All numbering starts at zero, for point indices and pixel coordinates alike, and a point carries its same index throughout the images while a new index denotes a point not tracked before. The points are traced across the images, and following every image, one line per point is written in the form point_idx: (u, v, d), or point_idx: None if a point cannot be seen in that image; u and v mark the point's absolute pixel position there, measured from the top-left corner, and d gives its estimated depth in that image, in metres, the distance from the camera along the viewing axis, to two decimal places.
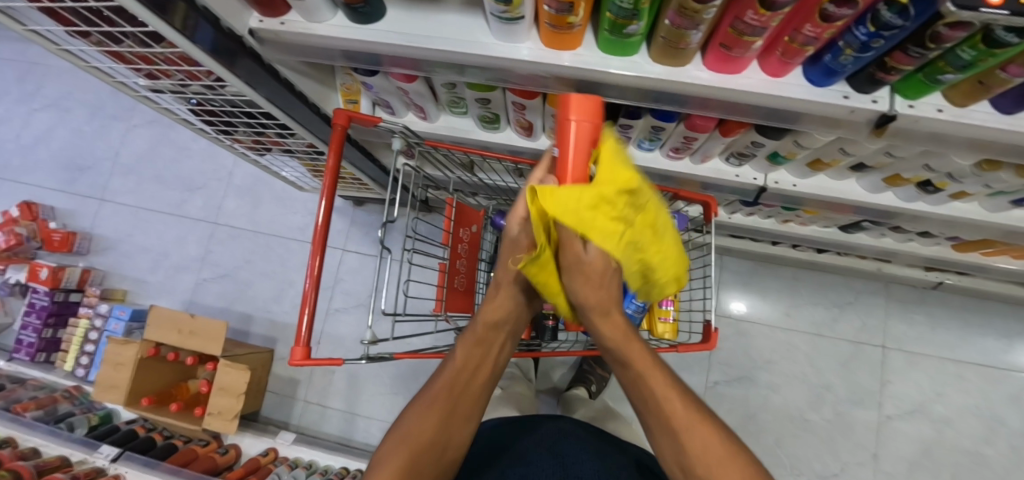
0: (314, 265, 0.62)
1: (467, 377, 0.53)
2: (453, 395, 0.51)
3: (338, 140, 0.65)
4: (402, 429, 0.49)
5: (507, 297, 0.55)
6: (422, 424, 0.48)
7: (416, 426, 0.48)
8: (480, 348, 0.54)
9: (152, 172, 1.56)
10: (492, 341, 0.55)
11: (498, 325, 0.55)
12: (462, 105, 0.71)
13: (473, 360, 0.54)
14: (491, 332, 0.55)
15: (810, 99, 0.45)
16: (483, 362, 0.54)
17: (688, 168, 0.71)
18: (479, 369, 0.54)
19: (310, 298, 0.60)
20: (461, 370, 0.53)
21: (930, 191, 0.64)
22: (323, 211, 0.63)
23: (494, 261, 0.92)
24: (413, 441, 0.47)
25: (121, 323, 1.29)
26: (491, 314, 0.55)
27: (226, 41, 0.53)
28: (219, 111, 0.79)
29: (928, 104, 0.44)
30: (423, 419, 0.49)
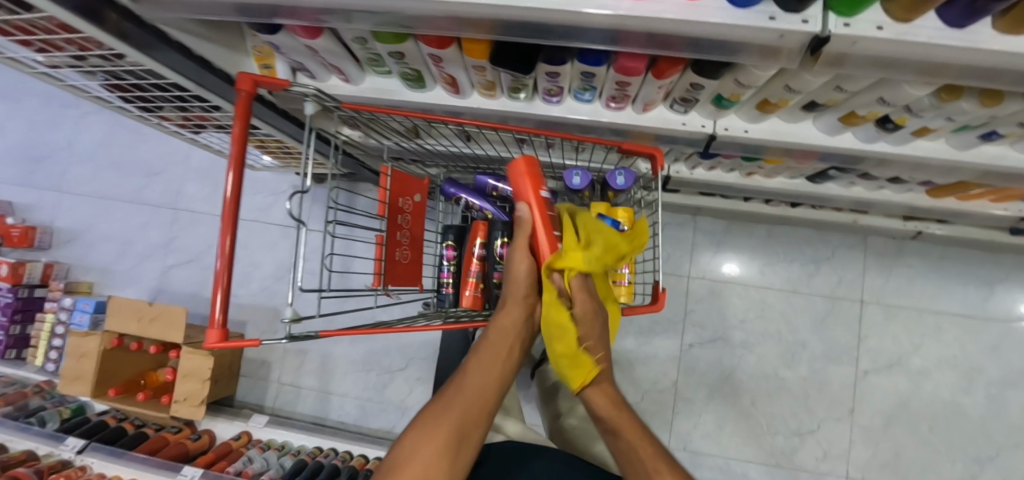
0: (224, 241, 0.57)
1: (487, 377, 0.48)
2: (477, 393, 0.46)
3: (244, 108, 0.59)
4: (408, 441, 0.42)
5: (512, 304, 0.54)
6: (434, 419, 0.43)
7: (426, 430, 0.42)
8: (497, 349, 0.50)
9: (108, 159, 1.51)
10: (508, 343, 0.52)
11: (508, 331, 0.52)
12: (383, 63, 0.64)
13: (484, 364, 0.49)
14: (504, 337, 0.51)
15: (732, 24, 0.39)
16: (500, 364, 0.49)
17: (632, 118, 0.65)
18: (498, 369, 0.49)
19: (223, 279, 0.56)
20: (475, 374, 0.47)
21: (890, 129, 0.58)
22: (232, 179, 0.58)
23: (445, 231, 0.88)
24: (425, 429, 0.42)
25: (86, 316, 1.26)
26: (511, 318, 0.53)
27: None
28: (130, 86, 0.73)
29: (866, 22, 0.39)
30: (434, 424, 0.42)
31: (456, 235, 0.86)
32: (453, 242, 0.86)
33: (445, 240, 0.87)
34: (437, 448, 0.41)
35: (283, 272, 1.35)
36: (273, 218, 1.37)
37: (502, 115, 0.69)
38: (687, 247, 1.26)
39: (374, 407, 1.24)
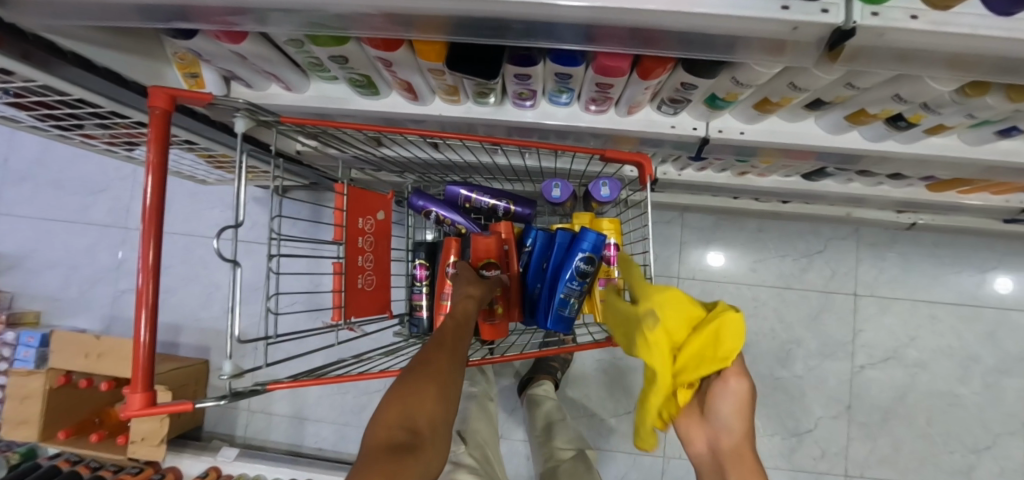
0: (145, 267, 0.48)
1: (453, 344, 0.44)
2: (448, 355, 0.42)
3: (160, 127, 0.50)
4: (381, 415, 0.36)
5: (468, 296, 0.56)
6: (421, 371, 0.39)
7: (398, 396, 0.36)
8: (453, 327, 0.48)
9: (48, 176, 1.37)
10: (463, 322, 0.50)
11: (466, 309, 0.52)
12: (326, 68, 0.55)
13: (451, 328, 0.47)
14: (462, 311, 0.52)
15: (734, 16, 0.32)
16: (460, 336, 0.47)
17: (615, 122, 0.58)
18: (461, 340, 0.46)
19: (147, 335, 0.47)
20: (438, 344, 0.44)
21: (902, 127, 0.52)
22: (151, 197, 0.48)
23: (415, 248, 0.79)
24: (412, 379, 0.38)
25: (31, 351, 1.16)
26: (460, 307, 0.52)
27: None
28: (33, 104, 0.62)
29: (897, 9, 0.32)
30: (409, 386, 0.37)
31: (428, 253, 0.78)
32: (424, 261, 0.77)
33: (416, 259, 0.78)
34: (429, 396, 0.37)
35: (247, 292, 1.25)
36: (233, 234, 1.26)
37: (467, 122, 0.60)
38: (676, 247, 1.20)
39: (353, 431, 1.17)
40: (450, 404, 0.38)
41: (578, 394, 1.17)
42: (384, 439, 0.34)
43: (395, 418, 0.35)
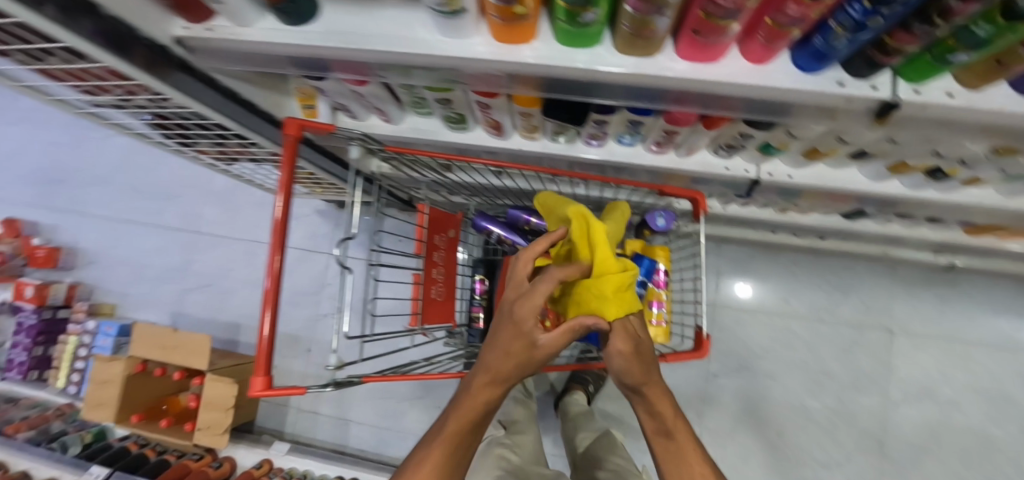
0: (272, 271, 0.57)
1: (467, 429, 0.43)
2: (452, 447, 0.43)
3: (291, 152, 0.60)
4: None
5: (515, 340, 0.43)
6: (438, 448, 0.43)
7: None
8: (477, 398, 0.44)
9: (127, 181, 1.50)
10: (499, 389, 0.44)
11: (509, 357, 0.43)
12: (425, 105, 0.65)
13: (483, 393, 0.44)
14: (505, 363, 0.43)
15: (799, 89, 0.39)
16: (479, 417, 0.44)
17: (674, 162, 0.65)
18: (480, 423, 0.44)
19: (270, 329, 0.56)
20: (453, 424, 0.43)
21: (939, 178, 0.58)
22: (280, 211, 0.58)
23: (476, 264, 0.88)
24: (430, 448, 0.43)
25: (109, 340, 1.27)
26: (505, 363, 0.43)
27: (152, 52, 0.49)
28: (172, 125, 0.74)
29: (935, 89, 0.39)
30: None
31: (487, 269, 0.86)
32: (484, 276, 0.85)
33: (476, 274, 0.87)
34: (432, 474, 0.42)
35: (302, 296, 1.34)
36: (293, 241, 1.37)
37: (540, 156, 0.69)
38: (711, 275, 1.24)
39: (393, 435, 1.23)
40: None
41: (611, 413, 1.20)
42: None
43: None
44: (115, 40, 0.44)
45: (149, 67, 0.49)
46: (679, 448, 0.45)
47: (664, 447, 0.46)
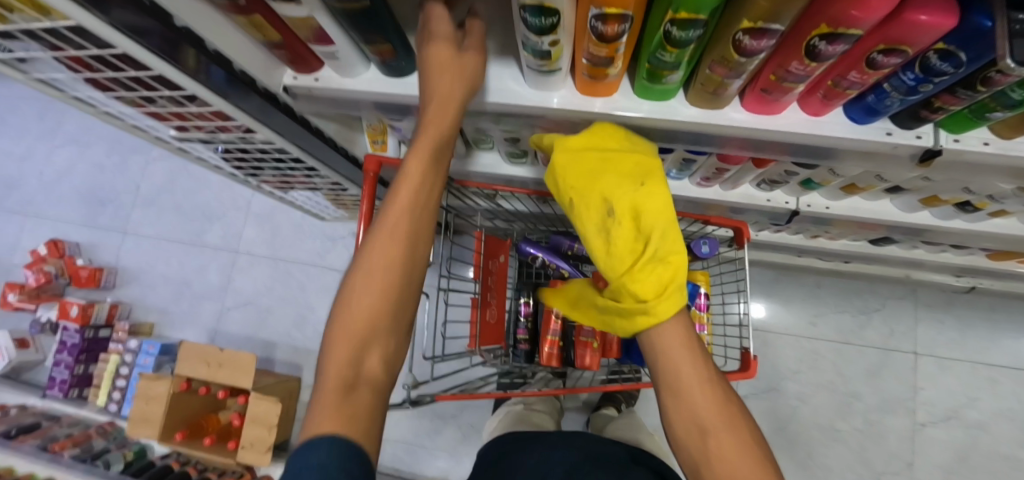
0: None
1: (403, 252, 0.44)
2: (389, 269, 0.43)
3: (371, 186, 0.65)
4: (332, 356, 0.40)
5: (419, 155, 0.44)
6: (360, 303, 0.42)
7: (345, 335, 0.41)
8: (398, 218, 0.44)
9: (171, 203, 1.58)
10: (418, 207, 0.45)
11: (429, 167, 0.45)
12: (489, 141, 0.71)
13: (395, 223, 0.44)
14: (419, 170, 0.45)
15: (852, 137, 0.45)
16: (409, 239, 0.44)
17: (718, 194, 0.71)
18: (411, 243, 0.45)
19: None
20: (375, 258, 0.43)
21: (969, 210, 0.63)
22: None
23: (520, 287, 0.93)
24: (355, 301, 0.42)
25: (151, 358, 1.31)
26: (416, 171, 0.45)
27: (248, 89, 0.53)
28: (248, 157, 0.80)
29: (973, 137, 0.44)
30: (352, 325, 0.41)
31: (532, 292, 0.92)
32: (529, 299, 0.90)
33: (521, 297, 0.92)
34: (361, 316, 0.41)
35: None
36: (331, 263, 1.43)
37: None
38: None
39: (427, 453, 1.26)
40: (391, 319, 0.43)
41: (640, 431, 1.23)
42: (337, 376, 0.39)
43: (342, 358, 0.40)
44: (194, 60, 0.45)
45: (234, 97, 0.53)
46: (672, 349, 0.43)
47: (656, 341, 0.45)
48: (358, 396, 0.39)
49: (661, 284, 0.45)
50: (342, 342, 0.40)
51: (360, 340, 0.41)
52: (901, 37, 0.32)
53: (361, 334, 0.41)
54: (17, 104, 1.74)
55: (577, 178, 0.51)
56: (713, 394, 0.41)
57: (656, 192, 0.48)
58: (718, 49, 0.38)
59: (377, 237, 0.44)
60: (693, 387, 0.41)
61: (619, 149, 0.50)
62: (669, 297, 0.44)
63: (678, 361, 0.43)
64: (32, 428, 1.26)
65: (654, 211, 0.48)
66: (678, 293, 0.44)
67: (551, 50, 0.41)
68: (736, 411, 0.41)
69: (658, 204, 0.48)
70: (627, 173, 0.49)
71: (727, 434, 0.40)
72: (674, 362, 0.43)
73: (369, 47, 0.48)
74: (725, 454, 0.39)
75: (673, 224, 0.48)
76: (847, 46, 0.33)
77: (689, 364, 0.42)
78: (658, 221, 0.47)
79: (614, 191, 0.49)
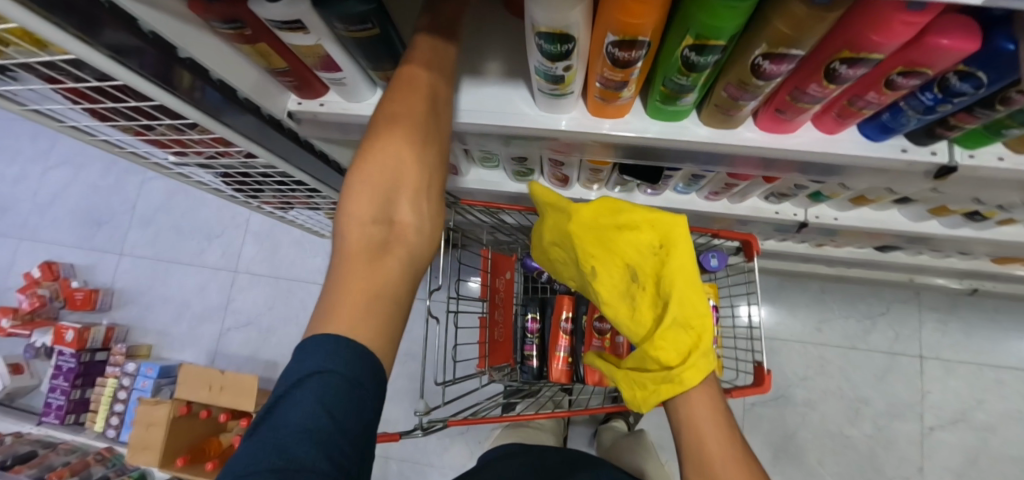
0: None
1: (421, 118, 0.41)
2: (409, 135, 0.40)
3: None
4: (350, 216, 0.38)
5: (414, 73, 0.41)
6: (359, 225, 0.37)
7: (362, 198, 0.38)
8: (412, 95, 0.41)
9: (168, 223, 1.56)
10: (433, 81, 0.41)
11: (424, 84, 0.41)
12: (494, 160, 0.70)
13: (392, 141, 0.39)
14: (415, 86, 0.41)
15: (866, 155, 0.44)
16: (428, 107, 0.41)
17: (727, 207, 0.70)
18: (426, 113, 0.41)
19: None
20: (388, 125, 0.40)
21: (978, 219, 0.63)
22: None
23: (527, 302, 0.92)
24: (355, 224, 0.37)
25: (150, 382, 1.28)
26: (429, 43, 0.42)
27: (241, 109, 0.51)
28: (249, 180, 0.79)
29: (987, 153, 0.44)
30: (369, 190, 0.38)
31: (539, 307, 0.90)
32: (536, 314, 0.90)
33: (528, 312, 0.91)
34: (362, 240, 0.37)
35: None
36: None
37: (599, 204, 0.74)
38: None
39: (434, 471, 1.25)
40: (398, 243, 0.38)
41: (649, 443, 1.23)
42: (360, 239, 0.37)
43: (361, 218, 0.38)
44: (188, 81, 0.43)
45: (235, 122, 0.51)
46: (702, 421, 0.46)
47: (687, 413, 0.47)
48: (385, 261, 0.37)
49: (681, 351, 0.50)
50: (362, 205, 0.38)
51: (381, 206, 0.38)
52: (921, 60, 0.32)
53: (364, 258, 0.37)
54: (9, 125, 1.72)
55: (603, 251, 0.57)
56: (747, 470, 0.43)
57: (678, 259, 0.53)
58: (735, 72, 0.37)
59: (393, 104, 0.40)
60: (700, 420, 0.46)
61: (642, 224, 0.56)
62: (691, 365, 0.48)
63: (705, 431, 0.45)
64: (29, 457, 1.23)
65: (676, 271, 0.52)
66: (702, 359, 0.49)
67: (564, 75, 0.40)
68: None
69: (678, 272, 0.52)
70: (648, 243, 0.56)
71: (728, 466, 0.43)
72: (703, 434, 0.45)
73: (377, 72, 0.47)
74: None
75: (695, 290, 0.53)
76: (867, 69, 0.33)
77: (717, 440, 0.45)
78: (680, 289, 0.52)
79: (639, 260, 0.56)
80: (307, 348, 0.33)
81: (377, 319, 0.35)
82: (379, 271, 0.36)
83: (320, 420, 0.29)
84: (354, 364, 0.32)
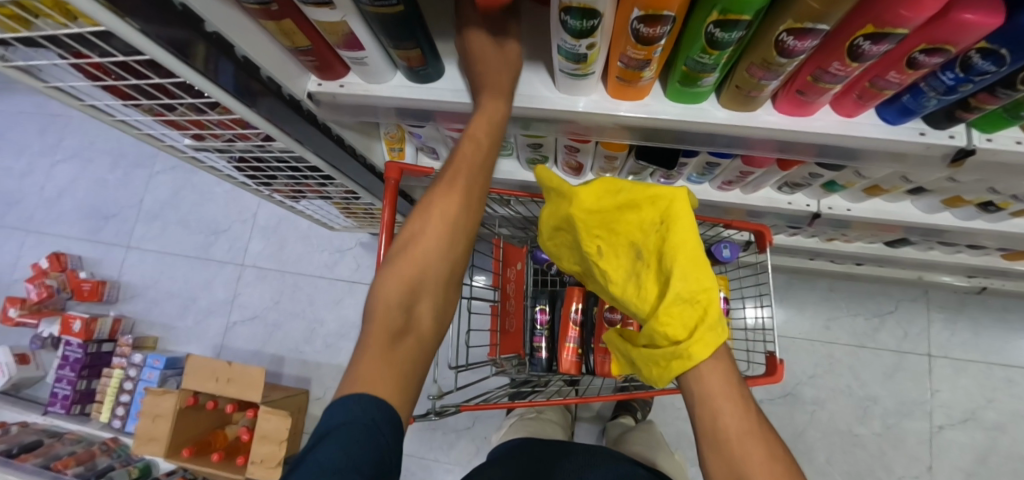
0: None
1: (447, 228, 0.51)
2: (437, 241, 0.50)
3: (392, 193, 0.64)
4: (381, 300, 0.48)
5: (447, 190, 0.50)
6: (387, 309, 0.47)
7: (395, 284, 0.49)
8: (444, 202, 0.51)
9: (176, 216, 1.56)
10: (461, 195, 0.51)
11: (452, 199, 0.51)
12: (508, 148, 0.71)
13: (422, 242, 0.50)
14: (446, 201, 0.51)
15: (885, 138, 0.45)
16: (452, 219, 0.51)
17: (739, 198, 0.71)
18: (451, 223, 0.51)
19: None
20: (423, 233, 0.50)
21: (991, 210, 0.63)
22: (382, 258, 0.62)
23: (536, 294, 0.92)
24: (384, 308, 0.47)
25: (156, 373, 1.28)
26: (467, 160, 0.49)
27: (265, 91, 0.51)
28: (263, 166, 0.79)
29: (1006, 137, 0.44)
30: (398, 284, 0.49)
31: (549, 299, 0.91)
32: (545, 306, 0.90)
33: (538, 304, 0.91)
34: (385, 322, 0.47)
35: (347, 327, 1.38)
36: (340, 273, 1.42)
37: None
38: None
39: (441, 466, 1.24)
40: (414, 328, 0.48)
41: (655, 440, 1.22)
42: (384, 320, 0.47)
43: (391, 302, 0.48)
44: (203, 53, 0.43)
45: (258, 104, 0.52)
46: (717, 396, 0.45)
47: (700, 388, 0.46)
48: (403, 342, 0.47)
49: (685, 323, 0.48)
50: (392, 290, 0.48)
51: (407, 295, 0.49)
52: (946, 37, 0.32)
53: (387, 337, 0.46)
54: (20, 119, 1.74)
55: (606, 232, 0.60)
56: (764, 442, 0.42)
57: (676, 233, 0.52)
58: (759, 51, 0.38)
59: (427, 217, 0.51)
60: (718, 400, 0.44)
61: (643, 203, 0.57)
62: (699, 339, 0.46)
63: (724, 410, 0.44)
64: (34, 446, 1.23)
65: (680, 242, 0.51)
66: (711, 332, 0.46)
67: (587, 53, 0.41)
68: (785, 462, 0.42)
69: (676, 245, 0.51)
70: (650, 221, 0.56)
71: (750, 447, 0.42)
72: (718, 409, 0.44)
73: (397, 53, 0.47)
74: (750, 464, 0.41)
75: (699, 264, 0.51)
76: (892, 46, 0.33)
77: (732, 415, 0.43)
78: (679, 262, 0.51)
79: (643, 238, 0.57)
80: (334, 407, 0.39)
81: (393, 382, 0.43)
82: (398, 349, 0.46)
83: (345, 465, 0.34)
84: (372, 414, 0.39)
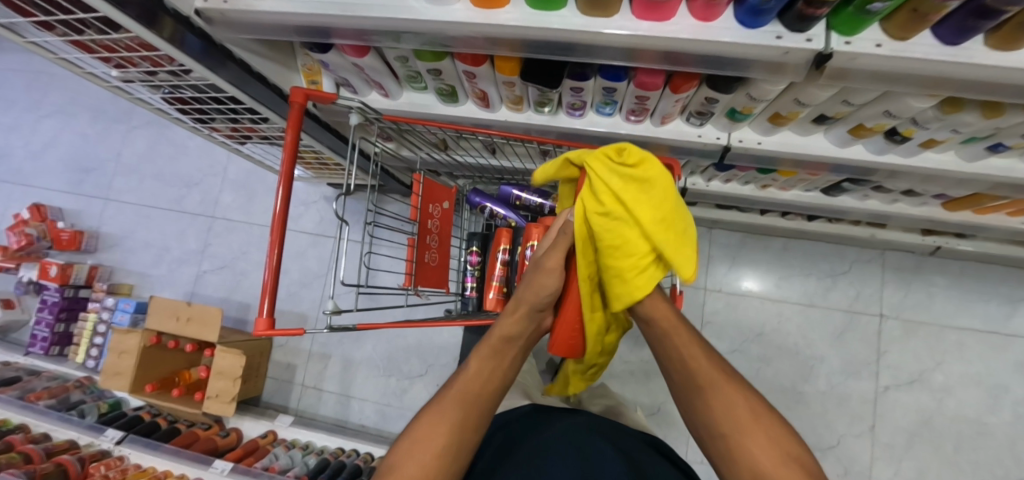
0: (272, 257, 0.61)
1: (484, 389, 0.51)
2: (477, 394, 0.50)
3: (296, 118, 0.66)
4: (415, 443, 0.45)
5: (496, 344, 0.54)
6: (429, 438, 0.45)
7: (431, 427, 0.46)
8: (489, 359, 0.53)
9: (152, 170, 1.60)
10: (506, 354, 0.55)
11: (511, 338, 0.56)
12: (420, 80, 0.71)
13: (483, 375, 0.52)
14: (505, 343, 0.55)
15: (742, 42, 0.44)
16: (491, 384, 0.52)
17: (650, 130, 0.70)
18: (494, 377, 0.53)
19: (278, 248, 0.62)
20: (461, 382, 0.51)
21: (897, 141, 0.61)
22: (283, 185, 0.64)
23: (470, 237, 0.94)
24: (434, 424, 0.46)
25: (127, 315, 1.34)
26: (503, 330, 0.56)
27: (203, 43, 0.59)
28: (190, 100, 0.80)
29: (866, 40, 0.42)
30: (434, 428, 0.46)
31: (480, 242, 0.93)
32: (477, 249, 0.92)
33: (470, 246, 0.94)
34: (424, 445, 0.45)
35: (309, 278, 1.42)
36: (305, 226, 1.45)
37: (527, 126, 0.74)
38: (704, 259, 1.29)
39: (394, 411, 1.29)
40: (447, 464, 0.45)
41: None
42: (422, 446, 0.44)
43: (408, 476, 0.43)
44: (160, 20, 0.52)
45: (180, 37, 0.55)
46: (685, 354, 0.50)
47: (670, 349, 0.51)
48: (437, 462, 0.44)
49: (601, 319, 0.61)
50: (412, 467, 0.43)
51: (438, 458, 0.44)
52: None
53: (426, 455, 0.44)
54: (4, 74, 1.77)
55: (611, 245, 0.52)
56: (727, 390, 0.46)
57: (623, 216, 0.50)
58: None
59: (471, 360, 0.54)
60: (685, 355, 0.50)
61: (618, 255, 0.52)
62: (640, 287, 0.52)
63: (687, 354, 0.49)
64: (12, 380, 1.29)
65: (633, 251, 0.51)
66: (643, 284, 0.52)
67: None
68: (756, 406, 0.45)
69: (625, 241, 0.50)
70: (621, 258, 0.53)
71: (722, 390, 0.46)
72: (687, 364, 0.49)
73: None
74: (716, 405, 0.46)
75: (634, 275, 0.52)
76: None
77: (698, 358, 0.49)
78: (662, 239, 0.49)
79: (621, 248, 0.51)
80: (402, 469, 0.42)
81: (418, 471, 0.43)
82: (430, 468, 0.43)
83: None
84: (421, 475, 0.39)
